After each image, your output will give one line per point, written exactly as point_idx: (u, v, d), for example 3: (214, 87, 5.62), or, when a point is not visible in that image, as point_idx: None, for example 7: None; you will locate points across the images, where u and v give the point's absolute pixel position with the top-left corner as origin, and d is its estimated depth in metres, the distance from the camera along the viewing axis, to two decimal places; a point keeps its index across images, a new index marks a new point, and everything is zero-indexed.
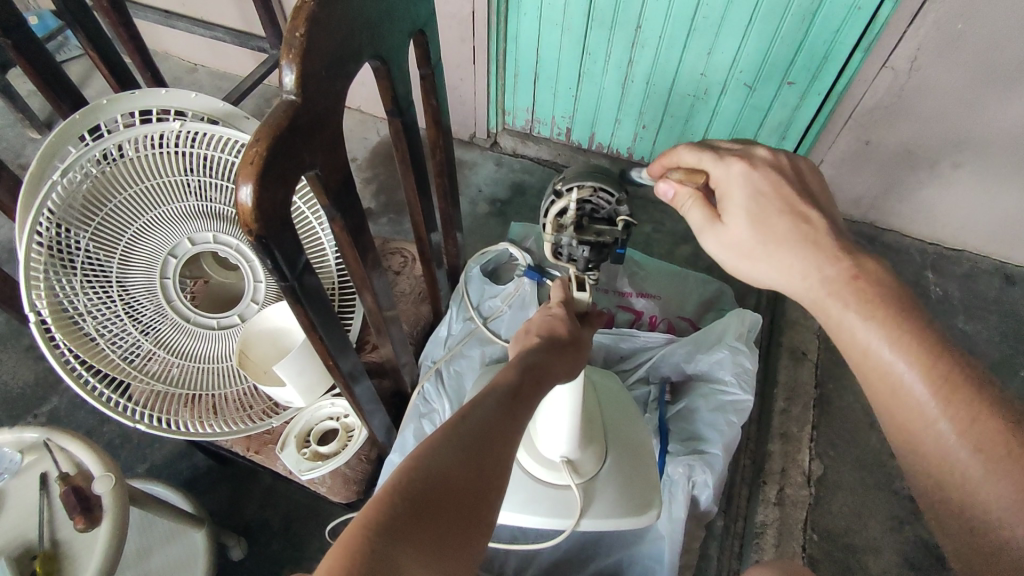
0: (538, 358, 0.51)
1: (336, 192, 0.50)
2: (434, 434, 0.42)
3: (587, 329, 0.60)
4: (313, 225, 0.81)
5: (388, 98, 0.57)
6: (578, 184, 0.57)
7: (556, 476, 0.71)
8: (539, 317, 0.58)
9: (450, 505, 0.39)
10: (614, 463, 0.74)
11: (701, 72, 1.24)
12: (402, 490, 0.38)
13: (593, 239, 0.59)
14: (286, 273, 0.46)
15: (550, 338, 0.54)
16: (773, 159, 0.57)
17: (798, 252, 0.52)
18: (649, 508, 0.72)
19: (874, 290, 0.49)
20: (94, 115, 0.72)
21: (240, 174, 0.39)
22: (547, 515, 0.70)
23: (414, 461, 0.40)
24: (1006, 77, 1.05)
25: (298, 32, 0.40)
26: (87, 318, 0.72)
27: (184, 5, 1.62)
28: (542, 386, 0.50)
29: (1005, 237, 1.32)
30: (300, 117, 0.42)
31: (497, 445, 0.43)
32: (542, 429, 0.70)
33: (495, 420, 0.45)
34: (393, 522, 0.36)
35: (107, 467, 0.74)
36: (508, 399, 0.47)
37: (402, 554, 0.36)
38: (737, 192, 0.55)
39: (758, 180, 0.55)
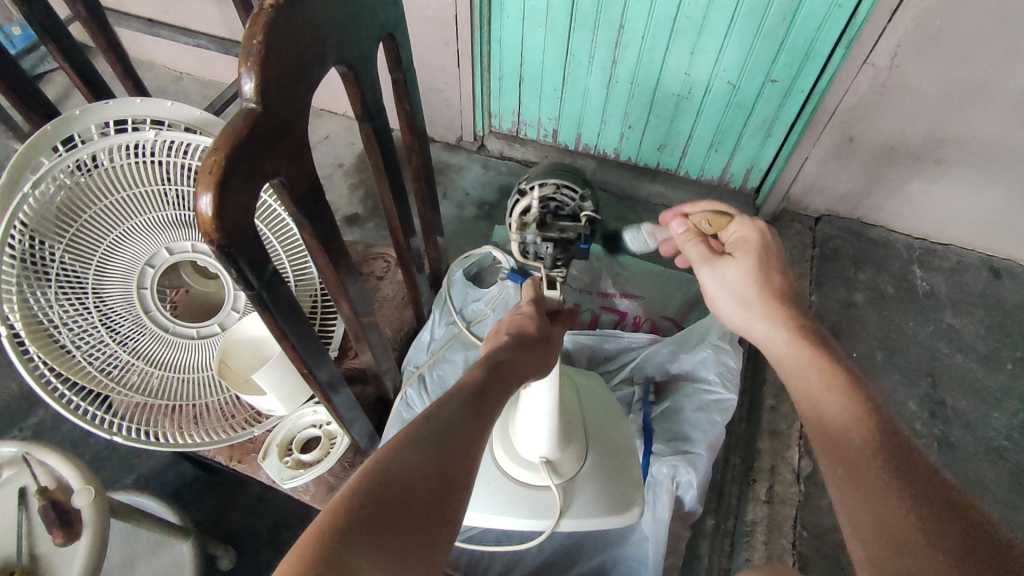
0: (506, 354, 0.53)
1: (303, 199, 0.50)
2: (396, 438, 0.44)
3: (560, 327, 0.61)
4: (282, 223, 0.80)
5: (358, 104, 0.57)
6: (540, 180, 0.60)
7: (536, 477, 0.71)
8: (509, 316, 0.60)
9: (409, 507, 0.41)
10: (596, 462, 0.74)
11: (685, 72, 1.24)
12: (361, 494, 0.40)
13: (555, 235, 0.59)
14: (252, 281, 0.46)
15: (519, 335, 0.56)
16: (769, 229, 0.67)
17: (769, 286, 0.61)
18: (630, 506, 0.72)
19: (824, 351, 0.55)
20: (68, 125, 0.72)
21: (200, 184, 0.39)
22: (526, 516, 0.70)
23: (374, 466, 0.42)
24: (986, 71, 1.05)
25: (256, 39, 0.39)
26: (63, 330, 0.71)
27: (166, 13, 1.61)
28: (507, 387, 0.52)
29: (989, 231, 1.33)
30: (260, 125, 0.41)
31: (460, 448, 0.45)
32: (521, 431, 0.70)
33: (458, 423, 0.47)
34: (351, 522, 0.38)
35: (86, 480, 0.74)
36: (471, 402, 0.49)
37: (359, 556, 0.37)
38: (750, 236, 0.65)
39: (766, 235, 0.65)
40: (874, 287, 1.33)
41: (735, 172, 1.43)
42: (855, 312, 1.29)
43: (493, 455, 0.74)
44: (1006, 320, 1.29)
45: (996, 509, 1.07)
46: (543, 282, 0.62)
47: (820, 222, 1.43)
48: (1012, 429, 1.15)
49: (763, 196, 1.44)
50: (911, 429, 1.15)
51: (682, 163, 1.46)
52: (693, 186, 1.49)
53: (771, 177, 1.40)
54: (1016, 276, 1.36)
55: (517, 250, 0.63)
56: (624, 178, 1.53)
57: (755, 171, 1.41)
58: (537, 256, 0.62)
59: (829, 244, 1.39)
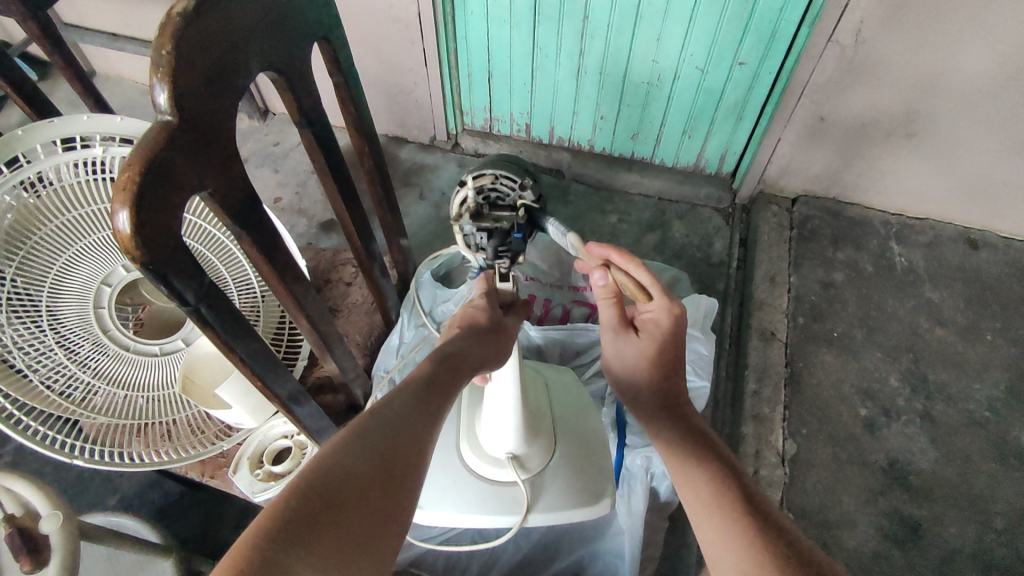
0: (457, 347, 0.56)
1: (237, 210, 0.49)
2: (339, 438, 0.45)
3: (512, 318, 0.63)
4: (222, 240, 0.77)
5: (295, 109, 0.56)
6: (476, 172, 0.59)
7: (503, 473, 0.72)
8: (462, 309, 0.62)
9: (350, 505, 0.42)
10: (564, 454, 0.75)
11: (652, 60, 1.23)
12: (300, 492, 0.41)
13: (488, 223, 0.57)
14: (188, 297, 0.45)
15: (469, 327, 0.59)
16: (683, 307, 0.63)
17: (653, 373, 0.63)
18: (599, 497, 0.73)
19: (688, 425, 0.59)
20: (12, 145, 0.71)
21: (115, 201, 0.38)
22: (494, 513, 0.71)
23: (317, 465, 0.43)
24: (946, 44, 1.05)
25: (165, 50, 0.38)
26: (16, 353, 0.70)
27: (128, 27, 1.58)
28: (454, 386, 0.54)
29: (965, 202, 1.33)
30: (177, 137, 0.40)
31: (404, 447, 0.47)
32: (486, 428, 0.71)
33: (405, 420, 0.48)
34: (292, 521, 0.39)
35: (53, 505, 0.72)
36: (416, 401, 0.50)
37: (296, 555, 0.37)
38: (659, 324, 0.62)
39: (678, 324, 0.62)
40: (852, 265, 1.33)
41: (709, 158, 1.43)
42: (834, 292, 1.28)
43: (460, 454, 0.75)
44: (985, 292, 1.29)
45: (980, 481, 1.07)
46: (496, 275, 0.64)
47: (798, 203, 1.42)
48: (993, 400, 1.15)
49: (739, 179, 1.44)
50: (894, 406, 1.14)
51: (657, 151, 1.46)
52: (668, 174, 1.49)
53: (745, 161, 1.40)
54: (993, 247, 1.35)
55: (462, 244, 0.62)
56: (599, 170, 1.52)
57: (729, 155, 1.41)
58: (478, 249, 0.60)
59: (807, 225, 1.39)
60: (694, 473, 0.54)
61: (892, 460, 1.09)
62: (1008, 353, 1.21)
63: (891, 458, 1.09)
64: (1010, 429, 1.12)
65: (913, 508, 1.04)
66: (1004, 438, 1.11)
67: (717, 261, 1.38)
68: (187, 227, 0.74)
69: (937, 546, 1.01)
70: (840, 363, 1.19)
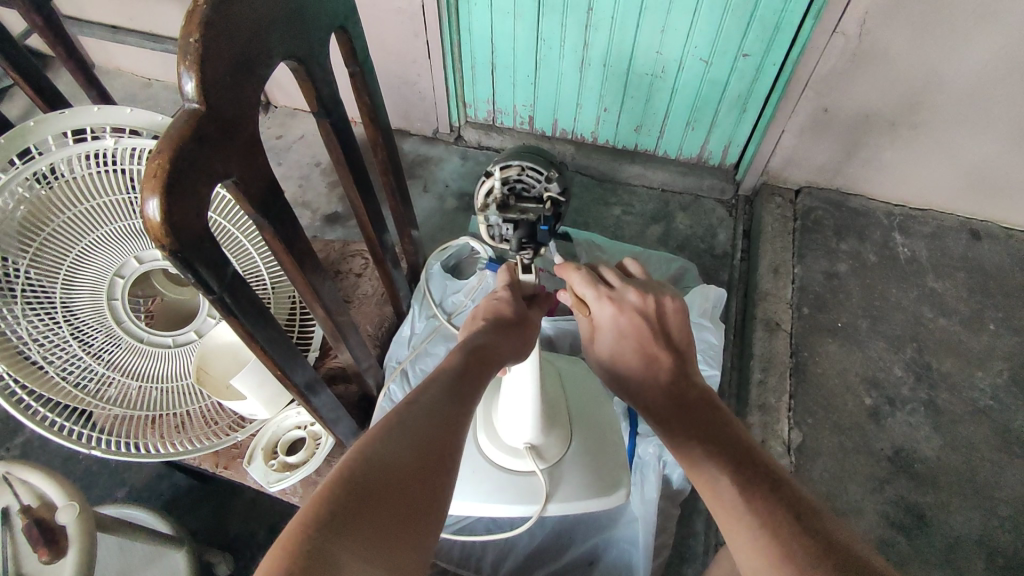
0: (482, 341, 0.57)
1: (259, 198, 0.49)
2: (375, 430, 0.46)
3: (536, 309, 0.64)
4: (237, 236, 0.78)
5: (313, 99, 0.56)
6: (503, 164, 0.61)
7: (521, 463, 0.73)
8: (486, 302, 0.62)
9: (389, 495, 0.42)
10: (580, 445, 0.76)
11: (656, 51, 1.23)
12: (341, 483, 0.41)
13: (516, 213, 0.58)
14: (212, 285, 0.45)
15: (493, 320, 0.60)
16: (643, 305, 0.62)
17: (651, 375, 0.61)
18: (615, 487, 0.74)
19: (697, 419, 0.57)
20: (24, 137, 0.71)
21: (144, 189, 0.38)
22: (513, 502, 0.72)
23: (355, 456, 0.43)
24: (950, 35, 1.05)
25: (192, 37, 0.38)
26: (33, 346, 0.70)
27: (128, 19, 1.57)
28: (483, 378, 0.54)
29: (968, 193, 1.33)
30: (204, 127, 0.40)
31: (438, 438, 0.47)
32: (504, 418, 0.71)
33: (437, 411, 0.49)
34: (335, 511, 0.39)
35: (69, 496, 0.73)
36: (446, 393, 0.51)
37: (340, 545, 0.38)
38: (605, 331, 0.63)
39: (623, 325, 0.62)
40: (857, 257, 1.33)
41: (713, 150, 1.44)
42: (838, 282, 1.29)
43: (478, 444, 0.76)
44: (988, 282, 1.30)
45: (983, 468, 1.08)
46: (519, 267, 0.63)
47: (801, 194, 1.43)
48: (996, 389, 1.16)
49: (742, 171, 1.44)
50: (899, 396, 1.15)
51: (660, 143, 1.46)
52: (672, 166, 1.49)
53: (749, 153, 1.40)
54: (996, 238, 1.36)
55: (485, 235, 0.62)
56: (602, 162, 1.52)
57: (732, 147, 1.41)
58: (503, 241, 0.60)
59: (811, 216, 1.39)
60: (701, 464, 0.53)
61: (897, 449, 1.10)
62: (1010, 342, 1.22)
63: (896, 447, 1.10)
64: (1012, 416, 1.13)
65: (918, 496, 1.05)
66: (1007, 426, 1.12)
67: (721, 253, 1.39)
68: (211, 226, 0.76)
69: (942, 533, 1.02)
70: (844, 353, 1.20)
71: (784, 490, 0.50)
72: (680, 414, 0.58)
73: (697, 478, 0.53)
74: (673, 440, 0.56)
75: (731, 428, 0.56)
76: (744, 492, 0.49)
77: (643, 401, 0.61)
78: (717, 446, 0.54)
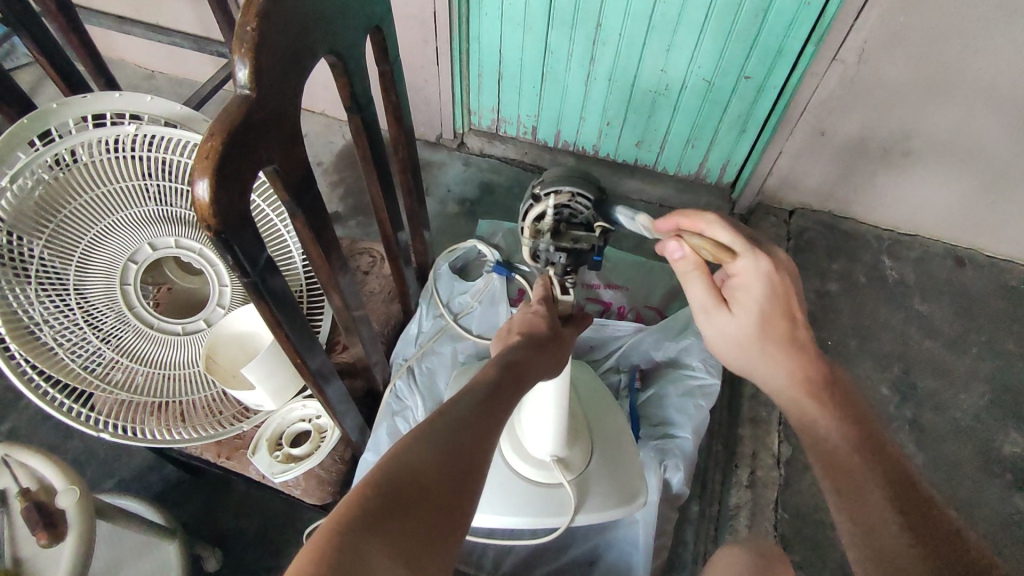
0: (519, 354, 0.56)
1: (295, 187, 0.50)
2: (409, 433, 0.45)
3: (569, 330, 0.65)
4: (274, 226, 0.81)
5: (347, 95, 0.58)
6: (555, 190, 0.59)
7: (549, 476, 0.74)
8: (522, 315, 0.63)
9: (418, 500, 0.41)
10: (602, 458, 0.78)
11: (661, 69, 1.26)
12: (371, 486, 0.41)
13: (569, 246, 0.59)
14: (247, 269, 0.46)
15: (529, 335, 0.59)
16: (788, 269, 0.61)
17: (786, 357, 0.60)
18: (637, 496, 0.76)
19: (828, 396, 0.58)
20: (45, 119, 0.70)
21: (196, 170, 0.39)
22: (545, 515, 0.73)
23: (388, 460, 0.43)
24: (943, 68, 1.10)
25: (249, 26, 0.40)
26: (44, 328, 0.70)
27: (136, 9, 1.57)
28: (518, 387, 0.53)
29: (954, 221, 1.38)
30: (254, 114, 0.42)
31: (472, 444, 0.46)
32: (532, 432, 0.73)
33: (472, 417, 0.48)
34: (365, 514, 0.39)
35: (71, 480, 0.71)
36: (483, 400, 0.50)
37: (369, 547, 0.38)
38: (753, 288, 0.59)
39: (775, 282, 0.58)
40: (846, 277, 1.37)
41: (711, 168, 1.46)
42: (828, 301, 1.33)
43: (503, 456, 0.77)
44: (971, 307, 1.34)
45: (964, 486, 1.11)
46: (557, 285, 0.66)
47: (794, 215, 1.47)
48: (978, 410, 1.20)
49: (739, 190, 1.47)
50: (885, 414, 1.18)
51: (660, 159, 1.49)
52: (671, 182, 1.52)
53: (746, 172, 1.43)
54: (979, 265, 1.41)
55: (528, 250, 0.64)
56: (602, 174, 1.55)
57: (730, 167, 1.44)
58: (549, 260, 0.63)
59: (804, 236, 1.43)
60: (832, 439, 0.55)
61: None
62: (992, 365, 1.25)
63: None
64: (992, 438, 1.17)
65: None
66: (987, 446, 1.16)
67: None
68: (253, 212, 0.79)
69: None
70: None
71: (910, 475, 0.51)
72: (825, 393, 0.58)
73: (823, 451, 0.55)
74: (809, 419, 0.57)
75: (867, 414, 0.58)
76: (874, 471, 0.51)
77: (784, 379, 0.60)
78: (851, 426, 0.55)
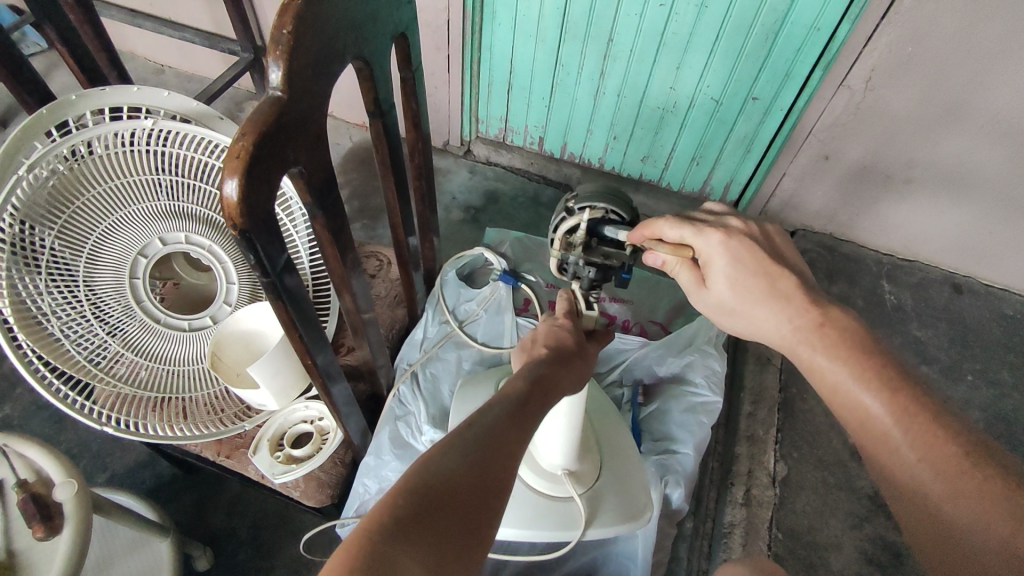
0: (546, 369, 0.56)
1: (318, 189, 0.50)
2: (439, 441, 0.45)
3: (593, 344, 0.65)
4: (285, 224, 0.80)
5: (371, 100, 0.58)
6: (590, 205, 0.58)
7: (559, 488, 0.75)
8: (546, 327, 0.63)
9: (449, 508, 0.41)
10: (612, 473, 0.79)
11: (670, 86, 1.28)
12: (403, 492, 0.40)
13: (600, 260, 0.59)
14: (268, 269, 0.46)
15: (556, 350, 0.60)
16: (745, 227, 0.60)
17: (776, 310, 0.58)
18: (644, 512, 0.76)
19: (838, 338, 0.55)
20: (63, 110, 0.70)
21: (226, 169, 0.39)
22: (555, 528, 0.73)
23: (419, 468, 0.43)
24: (949, 98, 1.11)
25: (286, 29, 0.40)
26: (51, 318, 0.70)
27: (149, 5, 1.58)
28: (546, 402, 0.53)
29: (954, 248, 1.39)
30: (285, 115, 0.42)
31: (501, 454, 0.46)
32: (542, 444, 0.75)
33: (501, 429, 0.48)
34: (399, 520, 0.39)
35: (69, 473, 0.70)
36: (512, 413, 0.50)
37: (401, 553, 0.37)
38: (718, 262, 0.59)
39: (733, 246, 0.58)
40: (846, 299, 1.38)
41: (715, 186, 1.47)
42: None
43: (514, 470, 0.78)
44: (967, 334, 1.35)
45: None
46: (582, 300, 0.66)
47: (796, 236, 1.48)
48: None
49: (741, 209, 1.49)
50: None
51: (665, 175, 1.50)
52: (675, 199, 1.53)
53: (750, 191, 1.44)
54: (976, 293, 1.42)
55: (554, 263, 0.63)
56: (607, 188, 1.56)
57: (734, 186, 1.45)
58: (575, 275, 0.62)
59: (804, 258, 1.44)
60: (847, 393, 0.52)
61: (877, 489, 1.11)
62: (987, 393, 1.26)
63: (876, 486, 1.11)
64: None
65: (896, 535, 1.05)
66: None
67: None
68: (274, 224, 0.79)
69: None
70: None
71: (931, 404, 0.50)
72: (815, 331, 0.56)
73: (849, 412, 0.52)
74: (813, 367, 0.55)
75: (866, 337, 0.55)
76: (899, 423, 0.49)
77: (775, 331, 0.58)
78: (860, 363, 0.53)
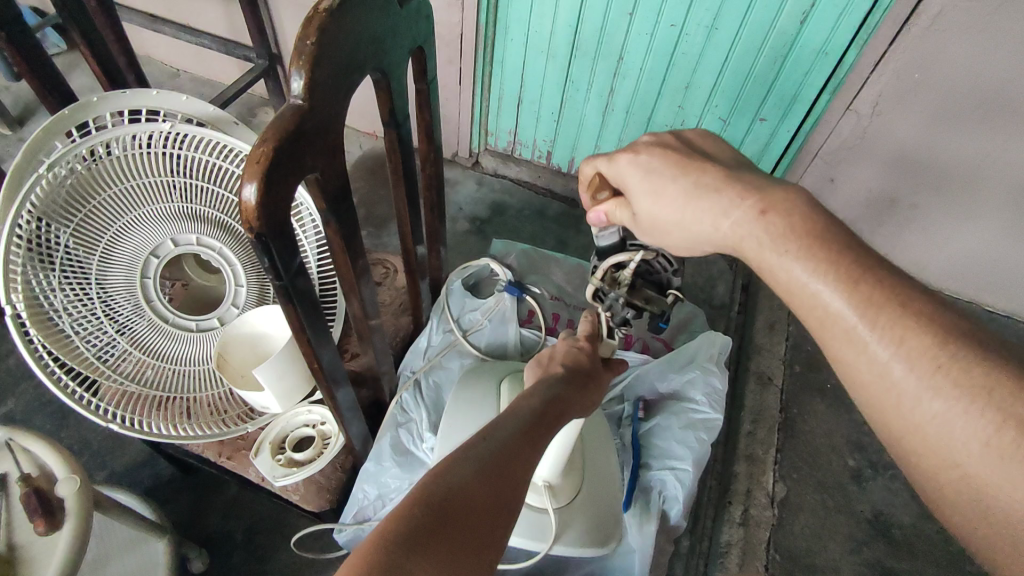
0: (559, 390, 0.57)
1: (332, 196, 0.52)
2: (452, 454, 0.46)
3: (608, 371, 0.66)
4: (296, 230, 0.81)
5: (387, 110, 0.59)
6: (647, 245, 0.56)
7: (534, 499, 0.75)
8: (566, 347, 0.65)
9: (463, 519, 0.41)
10: (588, 493, 0.79)
11: (678, 107, 1.30)
12: (418, 502, 0.41)
13: (641, 304, 0.59)
14: (281, 273, 0.47)
15: (570, 370, 0.61)
16: (657, 137, 0.52)
17: (705, 205, 0.46)
18: (610, 540, 0.77)
19: (791, 226, 0.41)
20: (83, 112, 0.71)
21: (246, 173, 0.40)
22: (521, 536, 0.73)
23: (433, 478, 0.43)
24: (955, 125, 1.12)
25: (310, 40, 0.41)
26: (62, 315, 0.70)
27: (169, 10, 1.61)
28: (558, 423, 0.54)
29: (960, 274, 1.38)
30: (305, 122, 0.43)
31: (513, 469, 0.46)
32: None
33: (514, 445, 0.48)
34: (412, 529, 0.39)
35: (72, 470, 0.71)
36: (524, 430, 0.50)
37: (414, 562, 0.37)
38: (632, 180, 0.50)
39: (646, 158, 0.50)
40: None
41: None
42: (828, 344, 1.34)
43: None
44: None
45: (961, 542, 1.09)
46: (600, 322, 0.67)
47: None
48: None
49: None
50: (880, 460, 1.17)
51: None
52: None
53: None
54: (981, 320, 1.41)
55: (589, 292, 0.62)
56: None
57: None
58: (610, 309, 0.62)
59: None
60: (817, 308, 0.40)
61: (876, 513, 1.10)
62: None
63: (875, 510, 1.11)
64: None
65: (894, 561, 1.05)
66: None
67: (719, 304, 1.38)
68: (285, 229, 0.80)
69: None
70: (831, 414, 1.23)
71: (954, 314, 0.38)
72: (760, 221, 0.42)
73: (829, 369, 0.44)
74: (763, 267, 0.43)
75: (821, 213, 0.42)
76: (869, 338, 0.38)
77: (712, 232, 0.46)
78: (837, 254, 0.40)
